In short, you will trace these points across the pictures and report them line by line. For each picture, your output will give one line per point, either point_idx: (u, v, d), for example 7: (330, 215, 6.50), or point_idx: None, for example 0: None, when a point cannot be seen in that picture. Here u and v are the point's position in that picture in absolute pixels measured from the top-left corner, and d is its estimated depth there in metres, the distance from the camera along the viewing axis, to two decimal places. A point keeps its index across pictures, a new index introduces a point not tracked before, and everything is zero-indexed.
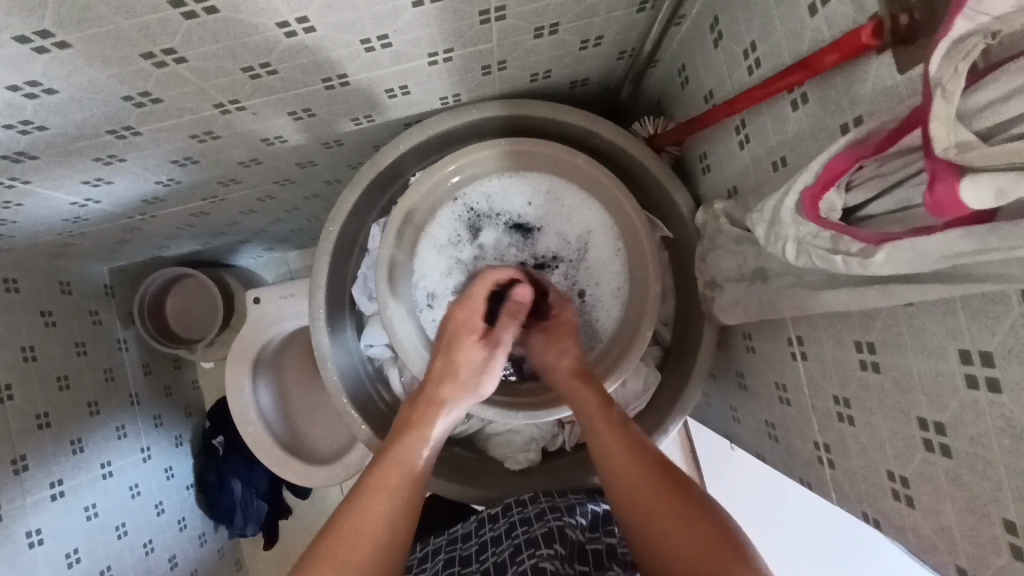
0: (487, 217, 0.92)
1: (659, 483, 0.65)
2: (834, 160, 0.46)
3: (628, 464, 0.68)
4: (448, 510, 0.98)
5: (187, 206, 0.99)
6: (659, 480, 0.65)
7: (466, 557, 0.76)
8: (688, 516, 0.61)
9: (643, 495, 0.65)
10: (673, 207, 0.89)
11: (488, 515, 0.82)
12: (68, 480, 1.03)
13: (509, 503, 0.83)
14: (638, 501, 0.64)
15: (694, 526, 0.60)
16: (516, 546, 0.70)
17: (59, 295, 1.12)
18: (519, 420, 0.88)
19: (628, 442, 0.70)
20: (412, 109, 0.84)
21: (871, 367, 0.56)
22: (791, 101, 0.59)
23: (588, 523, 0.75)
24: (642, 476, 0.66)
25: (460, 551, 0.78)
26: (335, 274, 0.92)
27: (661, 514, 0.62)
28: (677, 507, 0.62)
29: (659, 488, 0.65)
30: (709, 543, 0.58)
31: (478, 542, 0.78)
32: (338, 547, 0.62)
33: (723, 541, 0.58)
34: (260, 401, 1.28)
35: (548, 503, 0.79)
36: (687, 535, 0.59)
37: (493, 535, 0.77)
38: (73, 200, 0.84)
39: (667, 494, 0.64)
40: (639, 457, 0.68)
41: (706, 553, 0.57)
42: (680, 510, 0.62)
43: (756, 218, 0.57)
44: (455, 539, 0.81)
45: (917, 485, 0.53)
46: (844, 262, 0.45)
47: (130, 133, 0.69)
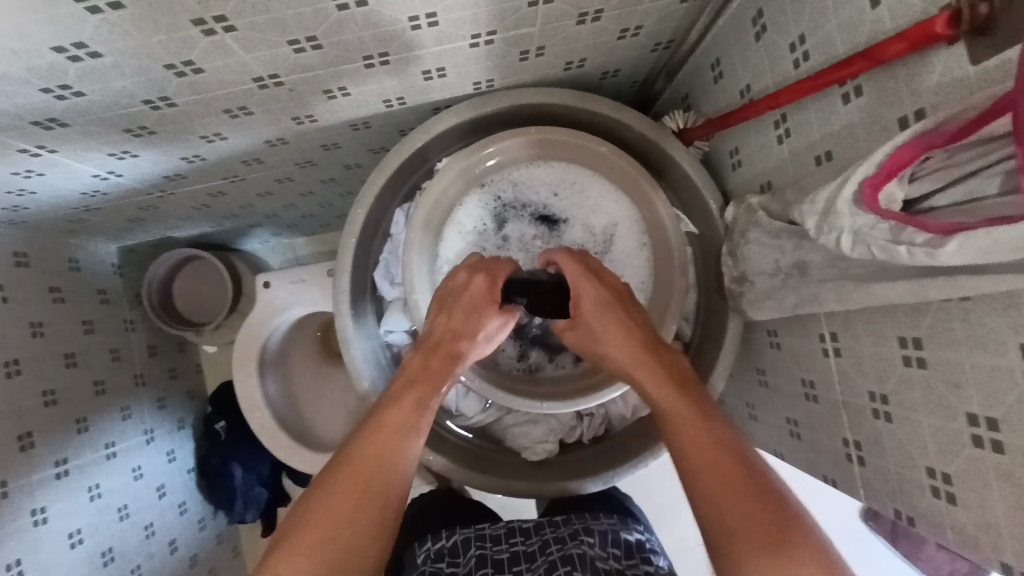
0: (513, 207, 0.92)
1: (728, 461, 0.60)
2: (899, 150, 0.47)
3: (693, 436, 0.63)
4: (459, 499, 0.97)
5: (207, 184, 0.97)
6: (728, 458, 0.60)
7: (498, 562, 0.76)
8: (752, 502, 0.56)
9: (706, 473, 0.60)
10: (701, 202, 0.89)
11: (519, 529, 0.83)
12: (73, 459, 1.01)
13: (543, 521, 0.83)
14: (702, 476, 0.60)
15: (755, 513, 0.56)
16: (553, 561, 0.71)
17: (68, 272, 1.09)
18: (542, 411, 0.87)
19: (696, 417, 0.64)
20: (445, 93, 0.83)
21: (916, 363, 0.56)
22: (842, 94, 0.58)
23: (622, 551, 0.74)
24: (709, 449, 0.61)
25: (490, 553, 0.78)
26: (357, 258, 0.91)
27: (722, 497, 0.58)
28: (740, 489, 0.58)
29: (730, 460, 0.60)
30: (764, 538, 0.54)
31: (510, 551, 0.78)
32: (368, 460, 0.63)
33: (782, 534, 0.53)
34: (268, 387, 1.26)
35: (584, 524, 0.79)
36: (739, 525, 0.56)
37: (527, 551, 0.78)
38: (95, 173, 0.82)
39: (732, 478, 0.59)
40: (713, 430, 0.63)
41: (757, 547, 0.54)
42: (745, 489, 0.57)
43: (806, 210, 0.56)
44: (484, 539, 0.82)
45: (961, 481, 0.53)
46: (907, 252, 0.45)
47: (165, 105, 0.67)
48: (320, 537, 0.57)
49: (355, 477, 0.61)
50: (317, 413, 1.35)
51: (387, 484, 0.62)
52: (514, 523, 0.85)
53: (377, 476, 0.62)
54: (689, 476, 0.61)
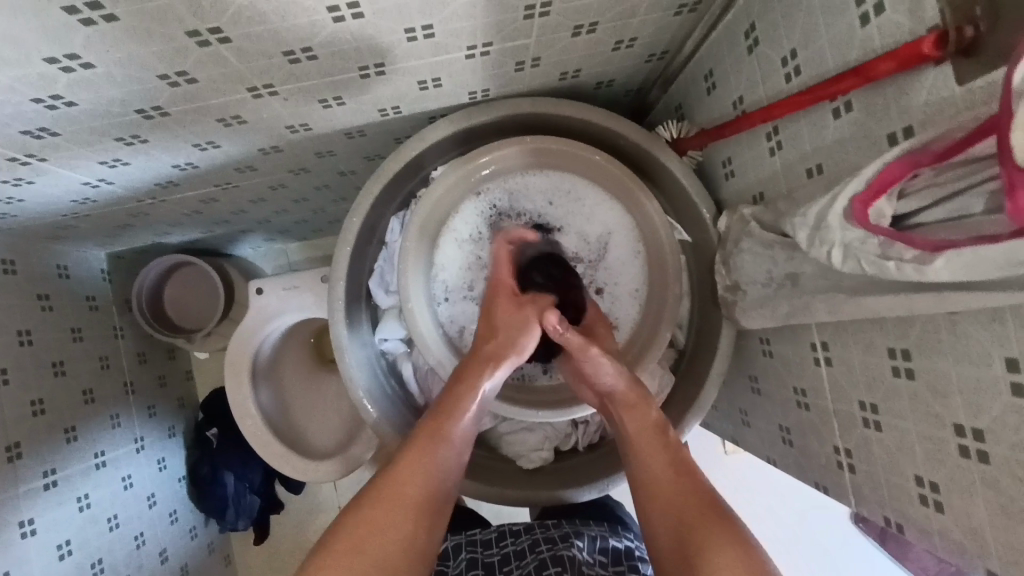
0: (508, 215, 0.92)
1: (683, 479, 0.67)
2: (889, 167, 0.48)
3: (655, 461, 0.70)
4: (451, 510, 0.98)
5: (199, 191, 0.97)
6: (679, 479, 0.67)
7: (488, 564, 0.77)
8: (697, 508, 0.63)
9: (661, 490, 0.67)
10: (694, 211, 0.90)
11: (510, 530, 0.83)
12: (61, 469, 1.00)
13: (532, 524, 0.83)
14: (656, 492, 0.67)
15: (698, 515, 0.62)
16: (541, 563, 0.71)
17: (56, 279, 1.08)
18: (537, 420, 0.87)
19: (656, 444, 0.72)
20: (439, 102, 0.83)
21: (905, 373, 0.57)
22: (833, 109, 0.59)
23: (609, 558, 0.75)
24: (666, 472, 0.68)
25: (482, 556, 0.79)
26: (352, 266, 0.91)
27: (671, 505, 0.65)
28: (688, 499, 0.64)
29: (688, 482, 0.67)
30: (705, 530, 0.60)
31: (501, 553, 0.79)
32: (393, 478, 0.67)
33: (720, 528, 0.59)
34: (260, 394, 1.26)
35: (573, 528, 0.80)
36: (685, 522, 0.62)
37: (516, 550, 0.78)
38: (86, 180, 0.81)
39: (683, 491, 0.66)
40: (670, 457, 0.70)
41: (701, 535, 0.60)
42: (694, 501, 0.64)
43: (799, 223, 0.57)
44: (475, 543, 0.83)
45: (948, 489, 0.54)
46: (896, 268, 0.46)
47: (158, 114, 0.67)
48: (358, 547, 0.59)
49: (387, 495, 0.65)
50: (309, 419, 1.34)
51: (417, 502, 0.65)
52: (505, 526, 0.85)
53: (402, 493, 0.65)
54: (643, 493, 0.69)
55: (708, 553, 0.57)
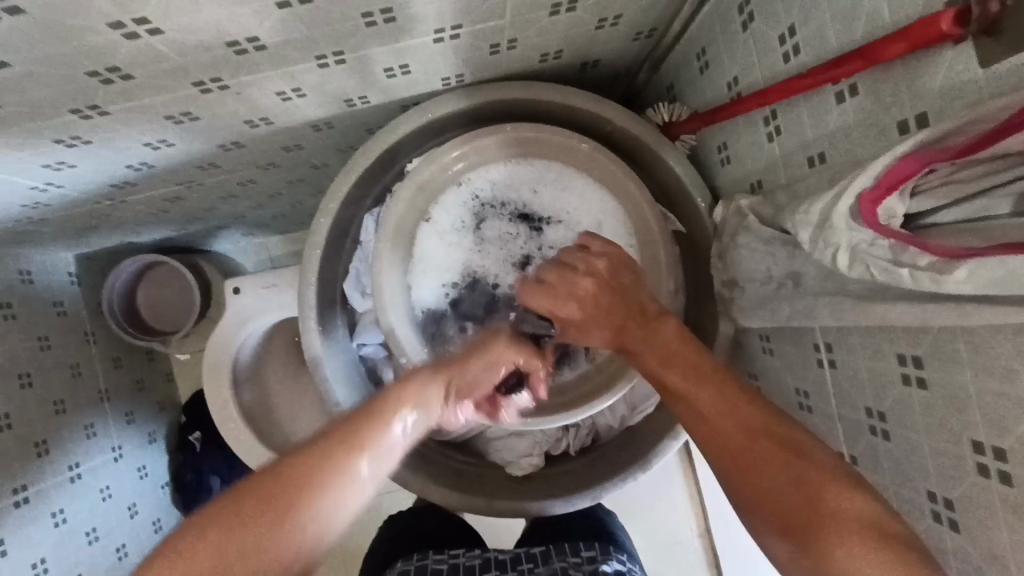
0: (492, 205, 0.86)
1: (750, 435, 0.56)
2: (899, 162, 0.43)
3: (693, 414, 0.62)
4: (434, 513, 0.95)
5: (162, 191, 0.91)
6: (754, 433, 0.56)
7: None
8: (811, 479, 0.52)
9: (733, 446, 0.57)
10: (688, 200, 0.84)
11: (495, 560, 0.79)
12: (32, 485, 0.96)
13: (520, 555, 0.80)
14: (761, 496, 0.54)
15: (803, 510, 0.51)
16: None
17: (19, 286, 1.03)
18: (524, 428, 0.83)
19: (709, 389, 0.61)
20: (411, 90, 0.77)
21: (916, 382, 0.52)
22: (836, 93, 0.54)
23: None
24: (727, 432, 0.58)
25: None
26: (324, 269, 0.86)
27: (763, 478, 0.54)
28: (790, 475, 0.53)
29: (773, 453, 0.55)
30: (831, 500, 0.50)
31: None
32: (231, 514, 0.53)
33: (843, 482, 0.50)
34: (242, 398, 1.21)
35: (559, 562, 0.76)
36: (809, 506, 0.51)
37: None
38: (33, 185, 0.76)
39: (757, 454, 0.55)
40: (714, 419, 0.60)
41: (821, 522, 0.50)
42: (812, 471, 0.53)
43: (799, 222, 0.52)
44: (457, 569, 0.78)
45: (964, 508, 0.50)
46: (910, 276, 0.41)
47: (96, 114, 0.62)
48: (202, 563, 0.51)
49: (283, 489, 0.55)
50: (296, 420, 1.29)
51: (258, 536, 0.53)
52: (487, 553, 0.81)
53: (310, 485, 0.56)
54: (738, 486, 0.56)
55: (841, 547, 0.48)
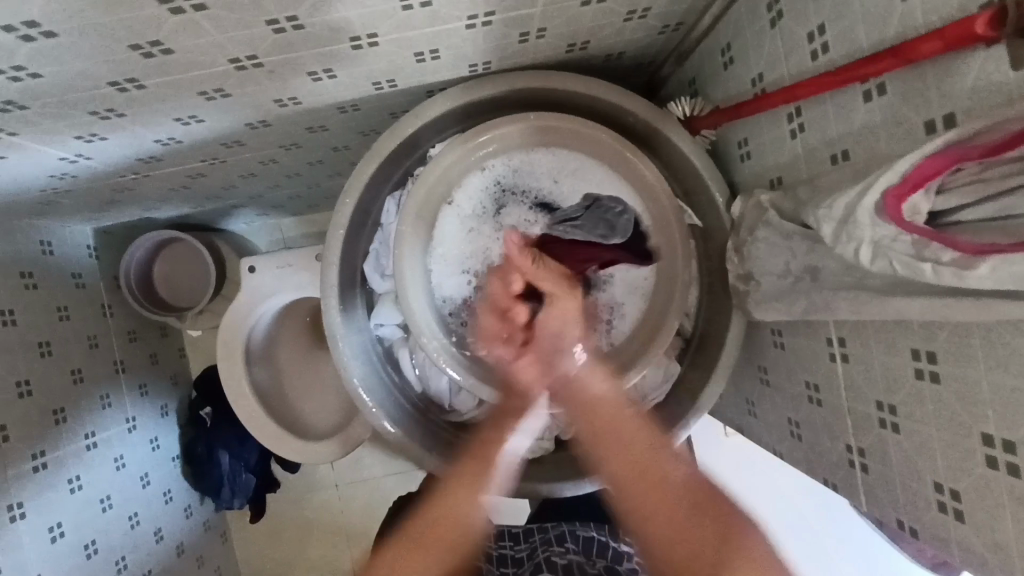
0: (512, 192, 0.88)
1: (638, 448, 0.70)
2: (926, 161, 0.44)
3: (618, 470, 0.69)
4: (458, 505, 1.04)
5: (186, 166, 0.92)
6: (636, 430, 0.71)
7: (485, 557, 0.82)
8: (696, 504, 0.66)
9: (639, 482, 0.68)
10: (706, 194, 0.85)
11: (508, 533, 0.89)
12: (51, 451, 0.98)
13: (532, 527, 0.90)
14: (653, 531, 0.66)
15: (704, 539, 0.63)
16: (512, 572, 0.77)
17: (40, 256, 1.04)
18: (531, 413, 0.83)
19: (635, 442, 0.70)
20: (438, 75, 0.78)
21: (929, 376, 0.53)
22: (864, 91, 0.55)
23: (581, 547, 0.81)
24: (643, 483, 0.68)
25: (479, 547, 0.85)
26: (346, 250, 0.87)
27: (664, 519, 0.66)
28: (682, 509, 0.66)
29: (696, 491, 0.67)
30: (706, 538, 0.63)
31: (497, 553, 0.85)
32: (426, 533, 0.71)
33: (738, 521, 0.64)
34: (256, 375, 1.23)
35: (570, 528, 0.85)
36: (689, 541, 0.64)
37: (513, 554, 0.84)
38: (63, 156, 0.77)
39: (659, 498, 0.67)
40: (627, 456, 0.70)
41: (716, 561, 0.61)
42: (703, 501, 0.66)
43: (822, 217, 0.53)
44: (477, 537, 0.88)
45: (970, 499, 0.51)
46: (932, 270, 0.42)
47: (133, 87, 0.63)
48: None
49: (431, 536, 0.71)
50: (306, 399, 1.31)
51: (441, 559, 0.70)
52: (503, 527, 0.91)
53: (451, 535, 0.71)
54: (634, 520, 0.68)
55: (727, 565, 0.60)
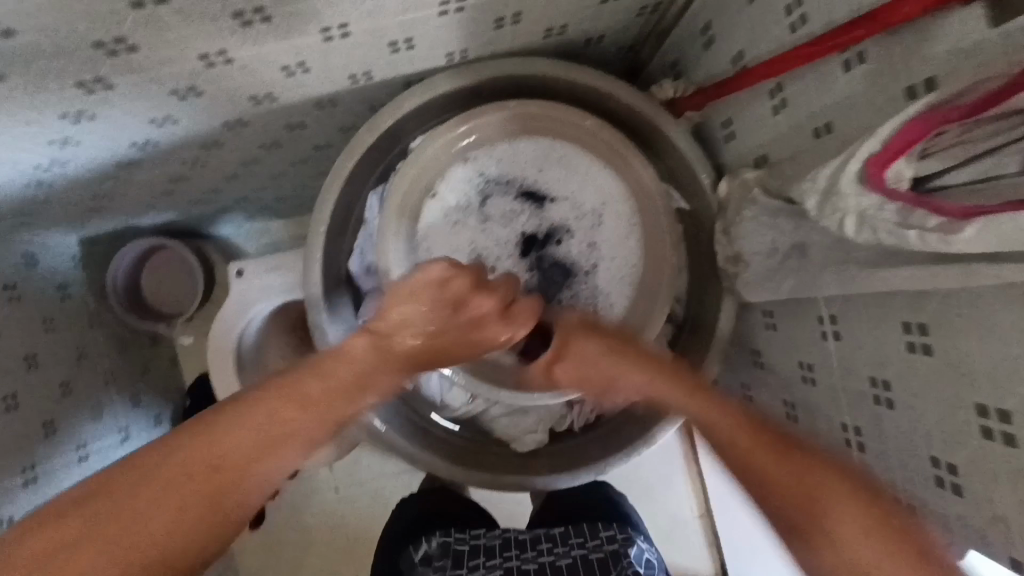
0: (496, 183, 0.86)
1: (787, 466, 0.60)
2: (906, 127, 0.43)
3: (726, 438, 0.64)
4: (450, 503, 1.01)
5: (165, 170, 0.91)
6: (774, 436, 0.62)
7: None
8: (804, 473, 0.58)
9: (749, 453, 0.62)
10: (692, 176, 0.84)
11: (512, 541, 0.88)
12: (40, 464, 0.96)
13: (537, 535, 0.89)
14: (766, 475, 0.61)
15: (802, 511, 0.57)
16: None
17: (23, 268, 1.03)
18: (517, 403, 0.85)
19: (757, 445, 0.62)
20: (415, 65, 0.77)
21: (921, 349, 0.52)
22: (843, 61, 0.54)
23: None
24: (752, 451, 0.62)
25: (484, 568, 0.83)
26: (329, 248, 0.86)
27: (778, 475, 0.60)
28: (788, 469, 0.59)
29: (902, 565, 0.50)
30: (815, 489, 0.57)
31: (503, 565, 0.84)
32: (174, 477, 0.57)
33: (831, 478, 0.57)
34: (247, 380, 1.22)
35: (579, 552, 0.84)
36: (805, 487, 0.58)
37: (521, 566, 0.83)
38: (37, 163, 0.76)
39: (766, 456, 0.61)
40: (823, 514, 0.56)
41: (818, 502, 0.56)
42: (897, 554, 0.51)
43: (806, 190, 0.52)
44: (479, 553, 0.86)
45: (967, 471, 0.50)
46: (918, 237, 0.41)
47: (102, 87, 0.62)
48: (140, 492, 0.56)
49: (191, 455, 0.59)
50: None
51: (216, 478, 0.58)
52: (508, 535, 0.90)
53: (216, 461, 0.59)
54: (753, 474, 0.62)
55: (832, 507, 0.55)
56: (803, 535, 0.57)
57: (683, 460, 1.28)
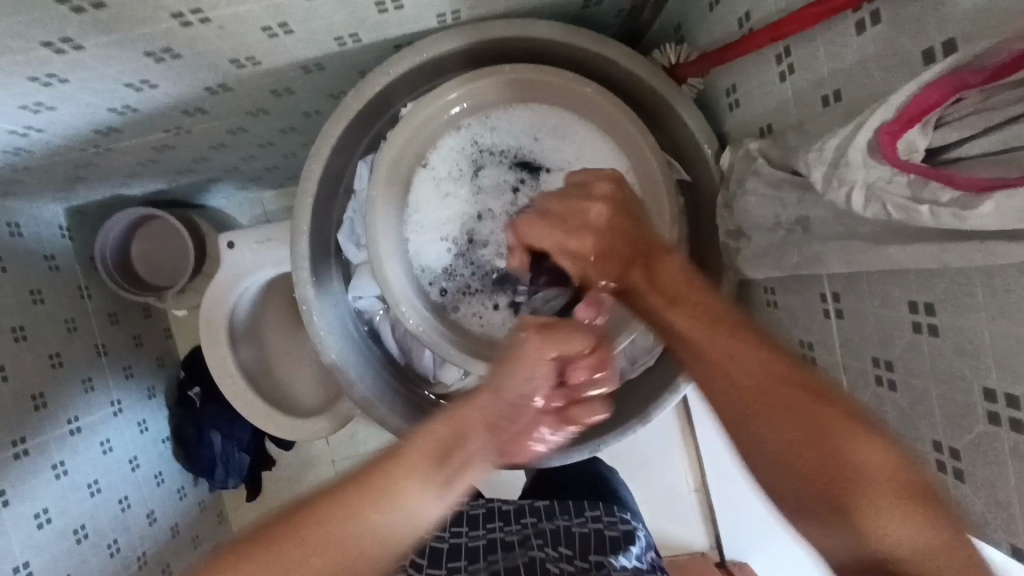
0: (490, 152, 0.84)
1: (793, 405, 0.58)
2: (921, 94, 0.40)
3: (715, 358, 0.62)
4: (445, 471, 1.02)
5: (149, 138, 0.88)
6: (786, 383, 0.58)
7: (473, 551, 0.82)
8: (799, 389, 0.58)
9: (741, 374, 0.60)
10: (694, 147, 0.81)
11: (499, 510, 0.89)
12: (32, 437, 0.96)
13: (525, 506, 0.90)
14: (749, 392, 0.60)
15: (797, 430, 0.57)
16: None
17: (8, 239, 1.01)
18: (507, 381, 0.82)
19: (745, 360, 0.61)
20: (404, 26, 0.73)
21: (927, 330, 0.50)
22: (856, 22, 0.50)
23: (575, 550, 0.81)
24: (745, 375, 0.60)
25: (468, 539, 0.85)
26: (318, 219, 0.83)
27: (764, 396, 0.59)
28: (784, 387, 0.58)
29: (904, 513, 0.51)
30: (807, 410, 0.57)
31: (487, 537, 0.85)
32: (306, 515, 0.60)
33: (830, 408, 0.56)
34: (240, 353, 1.20)
35: (564, 526, 0.85)
36: (791, 411, 0.58)
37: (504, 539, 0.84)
38: (12, 129, 0.73)
39: (759, 375, 0.60)
40: (846, 461, 0.54)
41: (815, 424, 0.56)
42: (903, 501, 0.51)
43: (812, 161, 0.50)
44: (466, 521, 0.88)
45: (970, 456, 0.48)
46: (930, 213, 0.39)
47: (71, 48, 0.59)
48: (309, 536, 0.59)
49: (351, 497, 0.61)
50: (295, 377, 1.28)
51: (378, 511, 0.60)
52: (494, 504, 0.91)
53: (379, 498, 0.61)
54: (734, 392, 0.61)
55: (834, 435, 0.55)
56: (798, 458, 0.57)
57: (680, 435, 1.27)
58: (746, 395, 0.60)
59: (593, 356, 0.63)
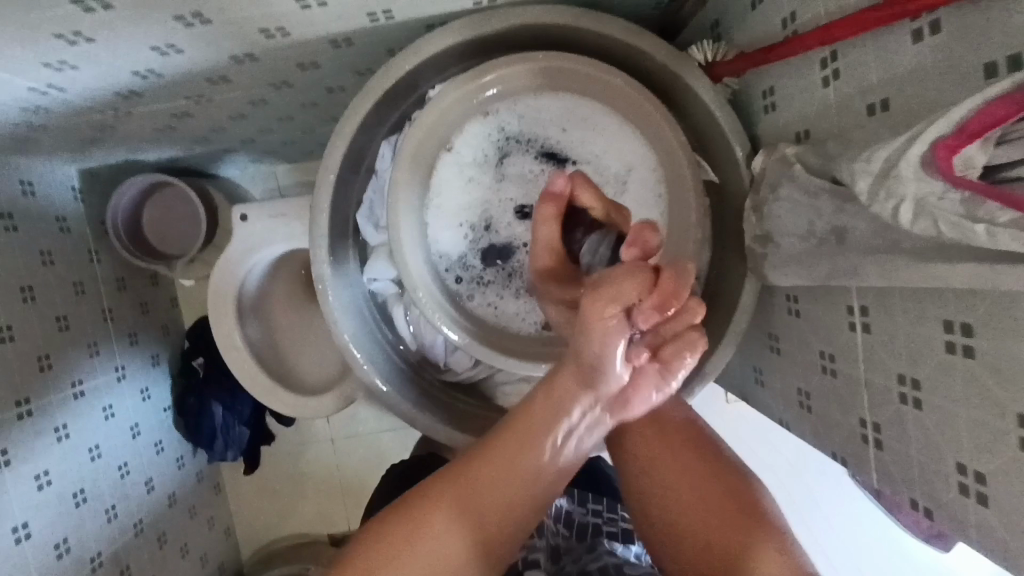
0: (517, 141, 0.82)
1: (717, 490, 0.60)
2: (987, 107, 0.38)
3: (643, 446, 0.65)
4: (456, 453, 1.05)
5: (170, 104, 0.87)
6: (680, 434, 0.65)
7: None
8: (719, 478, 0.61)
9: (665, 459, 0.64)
10: (724, 148, 0.79)
11: None
12: (36, 399, 0.95)
13: None
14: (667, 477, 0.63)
15: (723, 513, 0.58)
16: None
17: (20, 197, 1.00)
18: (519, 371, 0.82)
19: (673, 447, 0.64)
20: (438, 6, 0.72)
21: (962, 351, 0.49)
22: (913, 31, 0.49)
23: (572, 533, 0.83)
24: (670, 460, 0.63)
25: None
26: (338, 198, 0.82)
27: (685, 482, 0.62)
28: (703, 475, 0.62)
29: None
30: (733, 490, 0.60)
31: None
32: (394, 538, 0.54)
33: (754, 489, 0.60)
34: (247, 328, 1.20)
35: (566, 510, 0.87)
36: (714, 495, 0.60)
37: None
38: (33, 86, 0.71)
39: (687, 461, 0.63)
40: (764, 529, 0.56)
41: (739, 504, 0.58)
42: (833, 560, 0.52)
43: (857, 171, 0.48)
44: None
45: (996, 482, 0.48)
46: (985, 233, 0.38)
47: (100, 6, 0.57)
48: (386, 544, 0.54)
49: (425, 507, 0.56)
50: (300, 354, 1.28)
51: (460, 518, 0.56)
52: None
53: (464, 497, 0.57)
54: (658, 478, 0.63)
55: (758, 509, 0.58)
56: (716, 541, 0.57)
57: None
58: (650, 436, 0.65)
59: (655, 296, 0.57)
